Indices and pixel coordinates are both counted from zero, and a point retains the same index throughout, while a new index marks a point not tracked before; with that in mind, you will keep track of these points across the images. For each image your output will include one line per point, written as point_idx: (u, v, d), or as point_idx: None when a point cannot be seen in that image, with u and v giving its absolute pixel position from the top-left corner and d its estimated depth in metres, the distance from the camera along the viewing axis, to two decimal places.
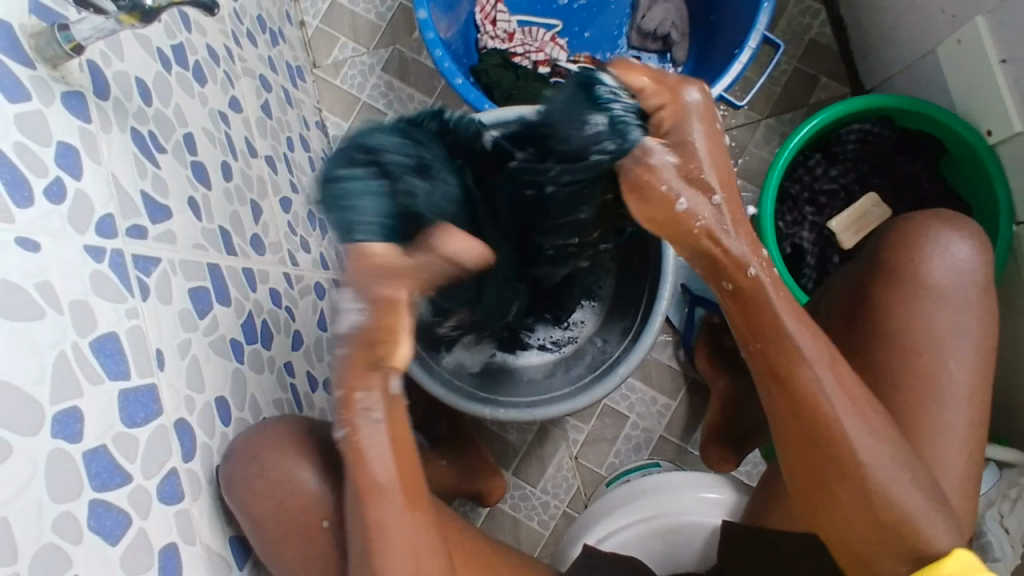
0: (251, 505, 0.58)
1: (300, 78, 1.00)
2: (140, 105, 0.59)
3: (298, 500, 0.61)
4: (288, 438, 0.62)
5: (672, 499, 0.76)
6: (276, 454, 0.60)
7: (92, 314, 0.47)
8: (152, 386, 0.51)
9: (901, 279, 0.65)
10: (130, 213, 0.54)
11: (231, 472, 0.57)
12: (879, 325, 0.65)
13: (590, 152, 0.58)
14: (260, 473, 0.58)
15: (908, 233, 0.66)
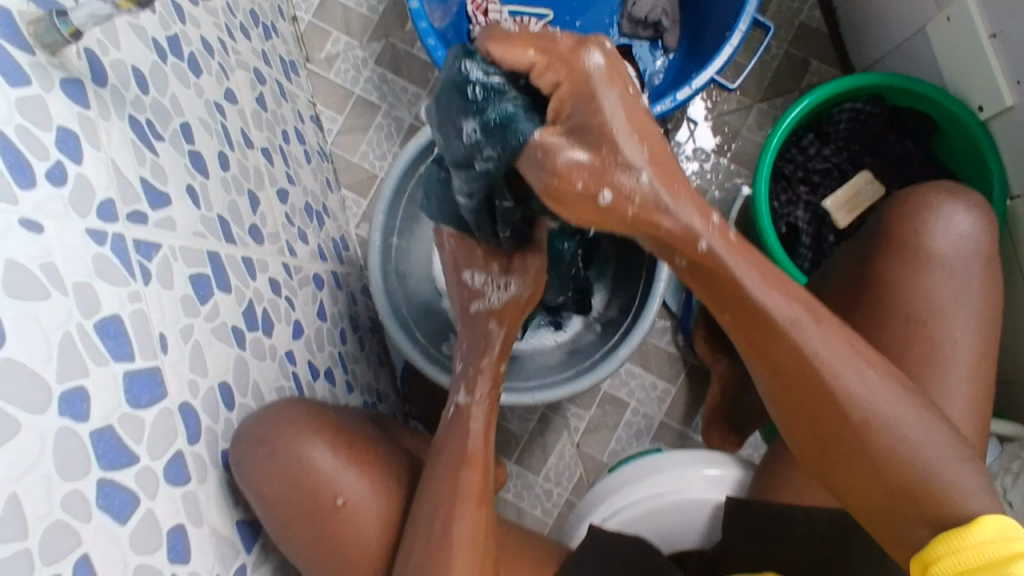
0: (261, 485, 0.59)
1: (294, 72, 1.00)
2: (137, 93, 0.59)
3: (311, 483, 0.62)
4: (300, 422, 0.63)
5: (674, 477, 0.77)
6: (285, 434, 0.61)
7: (96, 296, 0.46)
8: (156, 369, 0.51)
9: (901, 250, 0.65)
10: (131, 198, 0.54)
11: (240, 455, 0.58)
12: (879, 297, 0.65)
13: (477, 161, 0.58)
14: (270, 454, 0.59)
15: (911, 206, 0.66)
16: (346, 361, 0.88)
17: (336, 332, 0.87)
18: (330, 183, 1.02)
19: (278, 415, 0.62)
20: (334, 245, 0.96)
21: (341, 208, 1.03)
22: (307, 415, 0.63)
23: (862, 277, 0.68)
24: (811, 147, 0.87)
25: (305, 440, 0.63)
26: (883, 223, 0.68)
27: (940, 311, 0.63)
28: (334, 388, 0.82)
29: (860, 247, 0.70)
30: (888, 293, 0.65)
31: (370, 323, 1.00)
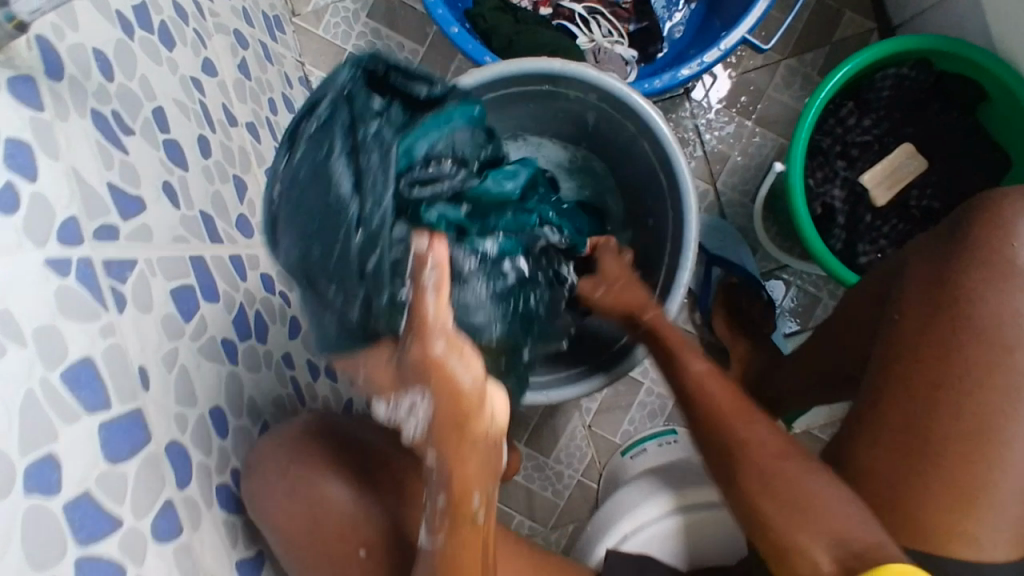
0: (278, 523, 0.54)
1: (280, 29, 0.91)
2: (101, 81, 0.51)
3: (333, 524, 0.55)
4: (326, 456, 0.58)
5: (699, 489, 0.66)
6: (306, 468, 0.57)
7: (63, 340, 0.41)
8: (137, 412, 0.45)
9: (981, 261, 0.60)
10: (98, 211, 0.47)
11: (253, 487, 0.54)
12: (947, 305, 0.60)
13: (337, 97, 0.51)
14: (289, 487, 0.55)
15: (993, 207, 0.62)
16: None
17: None
18: None
19: (293, 441, 0.57)
20: None
21: None
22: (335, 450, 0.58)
23: (937, 279, 0.61)
24: (850, 117, 0.79)
25: (318, 471, 0.57)
26: (967, 231, 0.62)
27: (1009, 326, 0.58)
28: (336, 385, 0.78)
29: (930, 245, 0.64)
30: (958, 302, 0.59)
31: None
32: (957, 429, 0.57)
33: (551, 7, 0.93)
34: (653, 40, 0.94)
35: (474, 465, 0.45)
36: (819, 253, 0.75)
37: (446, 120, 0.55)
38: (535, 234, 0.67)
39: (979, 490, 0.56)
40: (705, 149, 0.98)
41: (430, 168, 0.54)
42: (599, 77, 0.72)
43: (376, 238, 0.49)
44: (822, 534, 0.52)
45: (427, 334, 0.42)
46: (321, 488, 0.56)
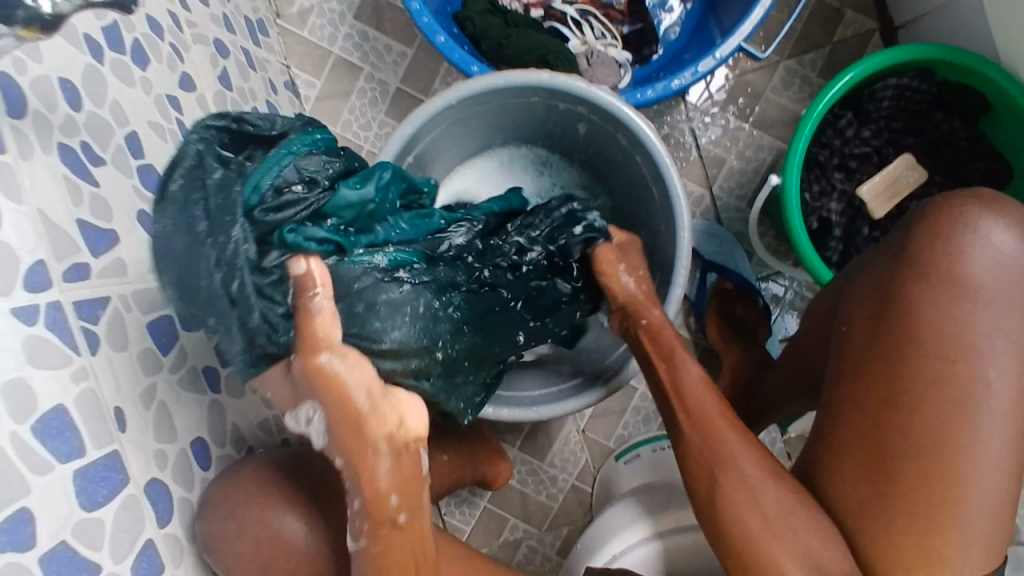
0: (230, 563, 0.51)
1: (263, 33, 0.88)
2: (68, 112, 0.50)
3: (285, 557, 0.54)
4: (280, 489, 0.56)
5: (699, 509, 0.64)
6: (257, 504, 0.54)
7: (31, 391, 0.40)
8: (114, 454, 0.44)
9: (926, 270, 0.57)
10: (67, 250, 0.46)
11: (207, 530, 0.50)
12: (889, 318, 0.58)
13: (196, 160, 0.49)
14: (240, 529, 0.51)
15: (940, 215, 0.59)
16: None
17: None
18: None
19: (254, 474, 0.55)
20: None
21: None
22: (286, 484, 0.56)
23: (884, 290, 0.59)
24: (849, 128, 0.77)
25: (277, 502, 0.55)
26: (911, 239, 0.59)
27: (960, 336, 0.55)
28: None
29: (882, 251, 0.61)
30: (900, 316, 0.57)
31: None
32: (909, 446, 0.55)
33: (542, 9, 0.91)
34: (648, 42, 0.91)
35: (388, 472, 0.46)
36: (816, 268, 0.73)
37: (288, 146, 0.52)
38: (437, 238, 0.62)
39: (939, 505, 0.55)
40: (700, 152, 0.96)
41: (300, 186, 0.51)
42: (589, 90, 0.70)
43: (235, 267, 0.47)
44: (794, 547, 0.55)
45: (313, 347, 0.44)
46: (279, 524, 0.54)
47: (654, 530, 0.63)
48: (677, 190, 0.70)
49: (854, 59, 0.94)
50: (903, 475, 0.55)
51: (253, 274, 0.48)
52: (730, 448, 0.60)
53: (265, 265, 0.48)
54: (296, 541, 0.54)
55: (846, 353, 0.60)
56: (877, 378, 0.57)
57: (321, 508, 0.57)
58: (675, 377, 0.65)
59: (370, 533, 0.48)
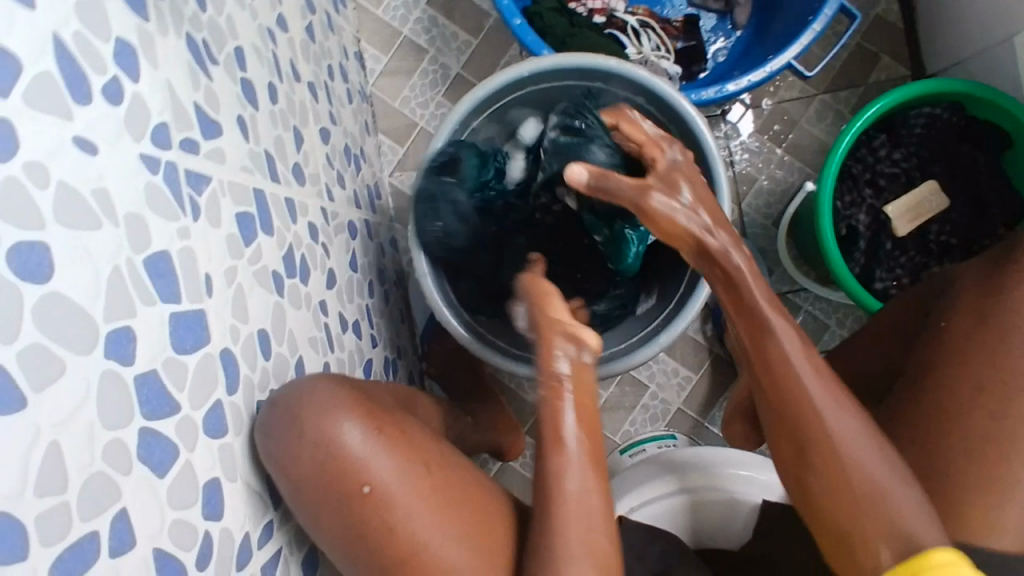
0: (287, 469, 0.53)
1: (343, 4, 0.94)
2: (196, 9, 0.54)
3: (337, 463, 0.55)
4: (343, 401, 0.58)
5: (711, 471, 0.77)
6: (324, 411, 0.56)
7: (147, 229, 0.43)
8: (201, 312, 0.47)
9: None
10: (183, 125, 0.50)
11: (269, 422, 0.53)
12: (983, 312, 0.66)
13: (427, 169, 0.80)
14: (299, 433, 0.53)
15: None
16: (373, 315, 0.86)
17: (365, 283, 0.85)
18: (368, 126, 0.96)
19: (310, 389, 0.57)
20: (368, 192, 0.92)
21: (377, 153, 0.98)
22: (345, 394, 0.58)
23: (983, 293, 0.67)
24: (882, 149, 0.83)
25: (332, 407, 0.57)
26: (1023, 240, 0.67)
27: None
28: (360, 342, 0.80)
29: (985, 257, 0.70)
30: (995, 310, 0.65)
31: (395, 275, 0.97)
32: (971, 430, 0.63)
33: (605, 16, 0.98)
34: (697, 60, 0.98)
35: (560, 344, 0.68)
36: (836, 268, 0.79)
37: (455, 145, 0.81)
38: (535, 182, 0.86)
39: (981, 483, 0.61)
40: (733, 169, 1.01)
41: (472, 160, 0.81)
42: (651, 78, 0.76)
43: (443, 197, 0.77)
44: (868, 516, 0.54)
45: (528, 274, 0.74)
46: (334, 429, 0.55)
47: (669, 484, 0.77)
48: (720, 180, 0.75)
49: None
50: (958, 457, 0.62)
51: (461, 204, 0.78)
52: (821, 395, 0.58)
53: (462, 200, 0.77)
54: (350, 445, 0.55)
55: (936, 346, 0.68)
56: (967, 369, 0.65)
57: (375, 420, 0.58)
58: (764, 337, 0.60)
59: (549, 384, 0.66)
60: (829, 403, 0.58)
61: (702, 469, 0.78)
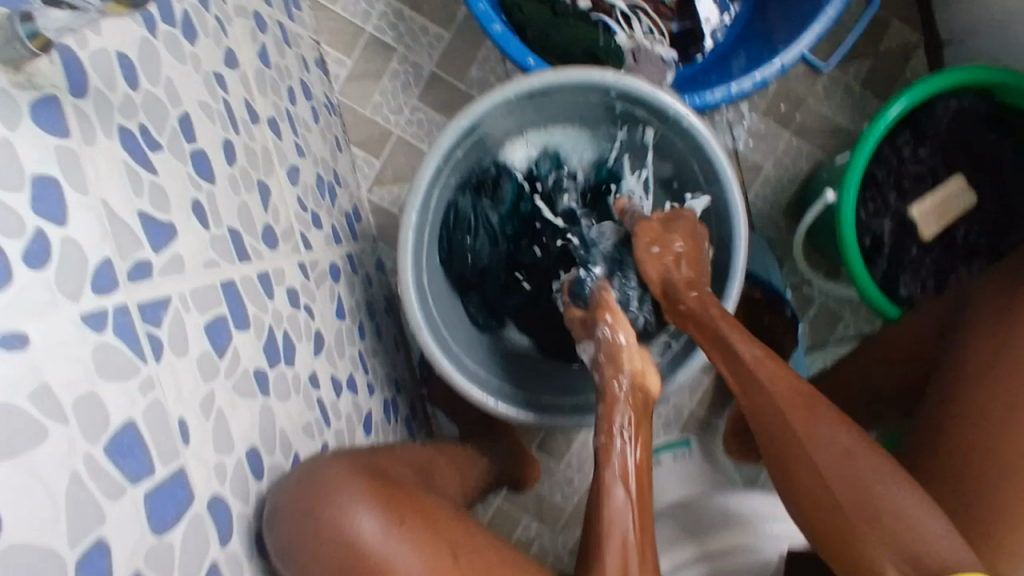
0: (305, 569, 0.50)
1: (296, 6, 0.84)
2: (126, 91, 0.45)
3: (358, 560, 0.50)
4: (360, 487, 0.53)
5: (748, 531, 0.73)
6: (336, 502, 0.51)
7: (102, 407, 0.37)
8: (181, 470, 0.42)
9: None
10: (130, 247, 0.42)
11: (281, 538, 0.49)
12: (991, 353, 0.64)
13: (455, 201, 0.78)
14: (314, 531, 0.50)
15: None
16: (366, 359, 0.80)
17: (355, 327, 0.79)
18: (339, 142, 0.88)
19: (324, 477, 0.52)
20: (348, 220, 0.84)
21: (352, 170, 0.89)
22: (362, 481, 0.54)
23: (998, 319, 0.65)
24: (907, 148, 0.81)
25: (348, 495, 0.52)
26: None
27: None
28: (357, 398, 0.75)
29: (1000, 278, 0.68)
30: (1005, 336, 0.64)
31: (385, 302, 0.90)
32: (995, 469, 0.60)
33: (590, 0, 0.87)
34: (695, 42, 0.91)
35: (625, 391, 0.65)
36: (862, 283, 0.75)
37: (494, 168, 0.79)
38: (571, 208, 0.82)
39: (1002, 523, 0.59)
40: (737, 155, 0.95)
41: (499, 186, 0.79)
42: (653, 90, 0.67)
43: (476, 228, 0.79)
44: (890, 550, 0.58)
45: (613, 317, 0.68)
46: (349, 523, 0.51)
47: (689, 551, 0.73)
48: (734, 198, 0.69)
49: (898, 70, 0.94)
50: (999, 489, 0.60)
51: (487, 235, 0.80)
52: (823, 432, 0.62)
53: (482, 233, 0.79)
54: (369, 537, 0.51)
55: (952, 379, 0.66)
56: (991, 406, 0.62)
57: (394, 510, 0.53)
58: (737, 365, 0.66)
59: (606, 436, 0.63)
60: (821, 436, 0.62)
61: (725, 531, 0.73)
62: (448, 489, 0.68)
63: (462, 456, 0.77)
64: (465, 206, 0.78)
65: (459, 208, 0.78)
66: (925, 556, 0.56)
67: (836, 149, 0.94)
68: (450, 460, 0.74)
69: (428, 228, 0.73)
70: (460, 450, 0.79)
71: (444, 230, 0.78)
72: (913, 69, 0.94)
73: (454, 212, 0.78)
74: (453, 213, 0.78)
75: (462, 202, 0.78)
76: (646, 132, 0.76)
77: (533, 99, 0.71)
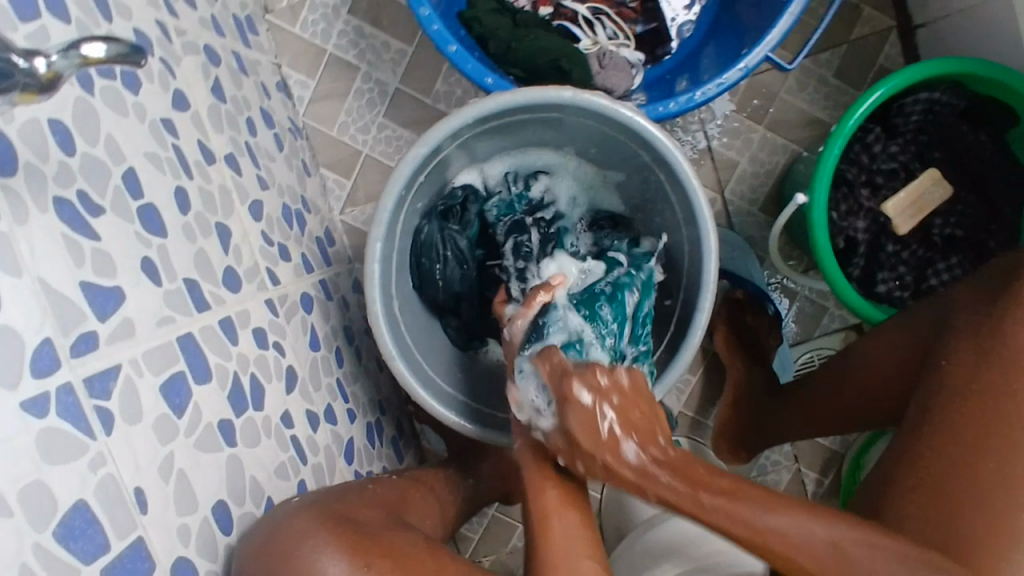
0: None
1: (252, 31, 0.83)
2: (61, 159, 0.45)
3: None
4: (326, 530, 0.53)
5: None
6: (298, 544, 0.51)
7: (51, 492, 0.37)
8: (139, 541, 0.42)
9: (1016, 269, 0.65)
10: (75, 321, 0.42)
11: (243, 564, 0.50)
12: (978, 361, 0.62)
13: (422, 231, 0.78)
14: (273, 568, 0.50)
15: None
16: (346, 386, 0.80)
17: (332, 355, 0.78)
18: (307, 166, 0.87)
19: (290, 528, 0.52)
20: (319, 245, 0.83)
21: (322, 193, 0.89)
22: (329, 527, 0.53)
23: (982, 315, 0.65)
24: (877, 144, 0.83)
25: (313, 540, 0.52)
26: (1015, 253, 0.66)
27: None
28: (336, 428, 0.74)
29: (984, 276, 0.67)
30: (992, 330, 0.63)
31: (364, 323, 0.90)
32: (983, 476, 0.58)
33: (551, 6, 0.88)
34: (661, 43, 0.89)
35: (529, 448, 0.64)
36: (837, 285, 0.76)
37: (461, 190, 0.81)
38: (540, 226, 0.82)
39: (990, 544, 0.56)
40: (712, 154, 0.95)
41: (467, 208, 0.81)
42: (612, 105, 0.67)
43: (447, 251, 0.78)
44: None
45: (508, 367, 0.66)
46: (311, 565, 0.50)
47: None
48: (702, 210, 0.68)
49: (872, 57, 0.95)
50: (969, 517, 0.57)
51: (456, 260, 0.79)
52: (754, 508, 0.53)
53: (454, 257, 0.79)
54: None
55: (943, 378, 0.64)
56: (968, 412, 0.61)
57: (361, 552, 0.52)
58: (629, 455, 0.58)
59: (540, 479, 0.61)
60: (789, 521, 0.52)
61: None
62: (421, 525, 0.68)
63: (438, 483, 0.79)
64: (432, 229, 0.78)
65: (425, 234, 0.78)
66: None
67: (812, 142, 0.95)
68: (428, 489, 0.76)
69: (395, 255, 0.73)
70: (438, 477, 0.80)
71: (413, 256, 0.78)
72: (887, 56, 0.95)
73: (422, 237, 0.78)
74: (423, 235, 0.78)
75: (430, 227, 0.78)
76: (611, 157, 0.78)
77: (491, 120, 0.71)
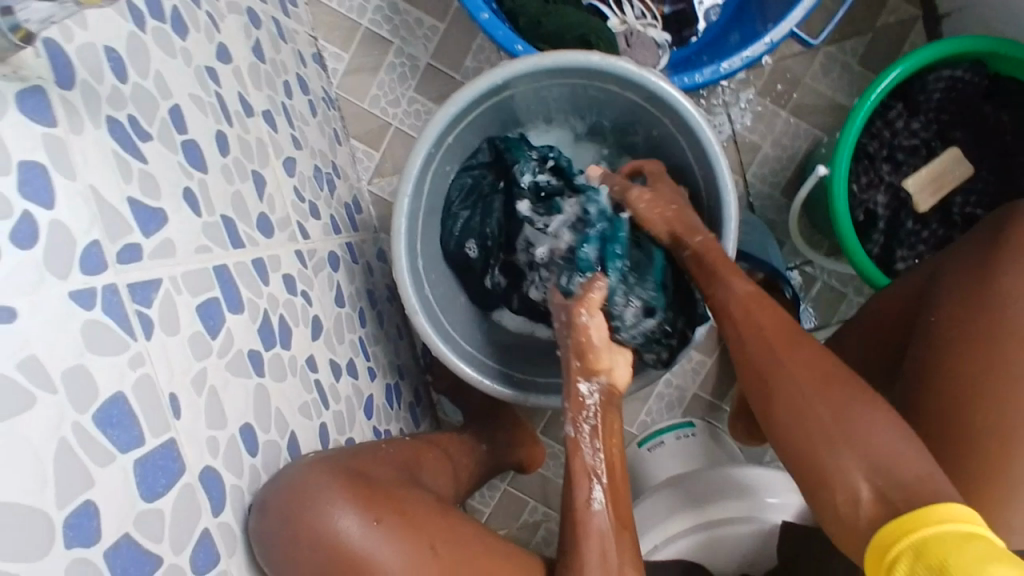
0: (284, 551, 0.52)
1: (291, 2, 0.86)
2: (114, 83, 0.47)
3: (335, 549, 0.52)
4: (342, 485, 0.55)
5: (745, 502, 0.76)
6: (319, 498, 0.53)
7: (91, 380, 0.39)
8: (170, 442, 0.44)
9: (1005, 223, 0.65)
10: (121, 231, 0.44)
11: (266, 500, 0.51)
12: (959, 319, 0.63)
13: (450, 190, 0.82)
14: (294, 519, 0.51)
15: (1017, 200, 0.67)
16: (368, 346, 0.81)
17: (355, 314, 0.80)
18: (338, 135, 0.90)
19: (310, 475, 0.54)
20: (347, 211, 0.86)
21: (351, 162, 0.91)
22: (341, 480, 0.55)
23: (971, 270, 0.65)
24: (898, 120, 0.85)
25: (328, 495, 0.54)
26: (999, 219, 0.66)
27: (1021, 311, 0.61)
28: (357, 381, 0.76)
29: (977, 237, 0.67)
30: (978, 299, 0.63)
31: (387, 290, 0.92)
32: (982, 418, 0.60)
33: None
34: (686, 24, 0.91)
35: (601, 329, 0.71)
36: (855, 256, 0.77)
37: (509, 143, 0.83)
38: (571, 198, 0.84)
39: (987, 489, 0.59)
40: (736, 139, 0.97)
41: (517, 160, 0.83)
42: (638, 70, 0.69)
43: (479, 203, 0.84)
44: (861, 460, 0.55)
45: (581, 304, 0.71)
46: (328, 520, 0.53)
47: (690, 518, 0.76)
48: (723, 173, 0.70)
49: (896, 45, 0.96)
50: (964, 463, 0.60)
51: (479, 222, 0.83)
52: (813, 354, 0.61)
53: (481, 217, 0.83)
54: (350, 535, 0.53)
55: (937, 336, 0.64)
56: (957, 376, 0.62)
57: (374, 507, 0.55)
58: (726, 294, 0.67)
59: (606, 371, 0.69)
60: (782, 353, 0.62)
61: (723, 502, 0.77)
62: (433, 483, 0.70)
63: (453, 447, 0.80)
64: (464, 178, 0.83)
65: (453, 190, 0.82)
66: (895, 468, 0.54)
67: (835, 128, 0.96)
68: (442, 450, 0.77)
69: (422, 214, 0.75)
70: (455, 440, 0.82)
71: (445, 206, 0.83)
72: (912, 44, 0.96)
73: (452, 191, 0.83)
74: (453, 190, 0.82)
75: (460, 180, 0.82)
76: (650, 140, 0.81)
77: (518, 81, 0.73)
